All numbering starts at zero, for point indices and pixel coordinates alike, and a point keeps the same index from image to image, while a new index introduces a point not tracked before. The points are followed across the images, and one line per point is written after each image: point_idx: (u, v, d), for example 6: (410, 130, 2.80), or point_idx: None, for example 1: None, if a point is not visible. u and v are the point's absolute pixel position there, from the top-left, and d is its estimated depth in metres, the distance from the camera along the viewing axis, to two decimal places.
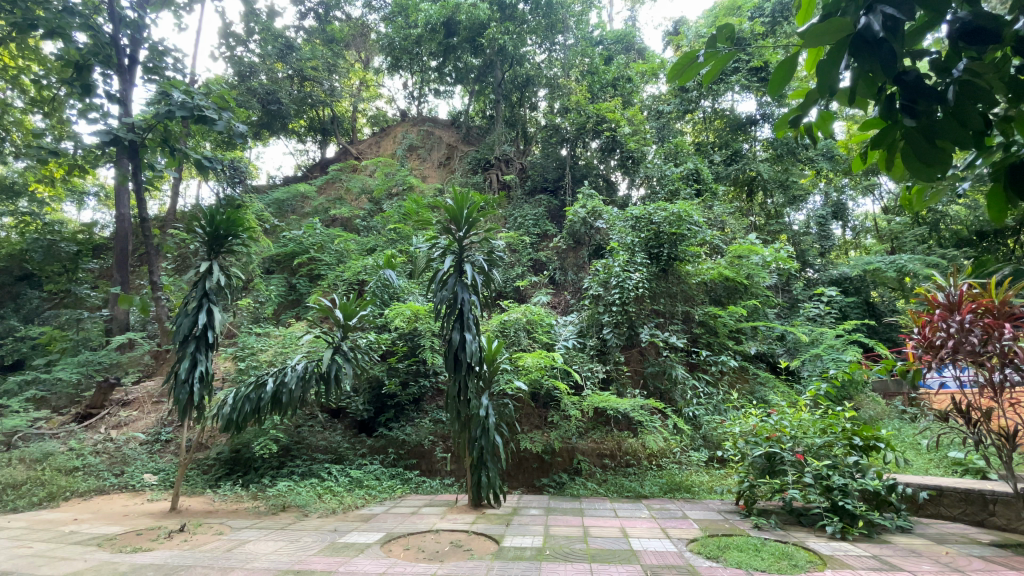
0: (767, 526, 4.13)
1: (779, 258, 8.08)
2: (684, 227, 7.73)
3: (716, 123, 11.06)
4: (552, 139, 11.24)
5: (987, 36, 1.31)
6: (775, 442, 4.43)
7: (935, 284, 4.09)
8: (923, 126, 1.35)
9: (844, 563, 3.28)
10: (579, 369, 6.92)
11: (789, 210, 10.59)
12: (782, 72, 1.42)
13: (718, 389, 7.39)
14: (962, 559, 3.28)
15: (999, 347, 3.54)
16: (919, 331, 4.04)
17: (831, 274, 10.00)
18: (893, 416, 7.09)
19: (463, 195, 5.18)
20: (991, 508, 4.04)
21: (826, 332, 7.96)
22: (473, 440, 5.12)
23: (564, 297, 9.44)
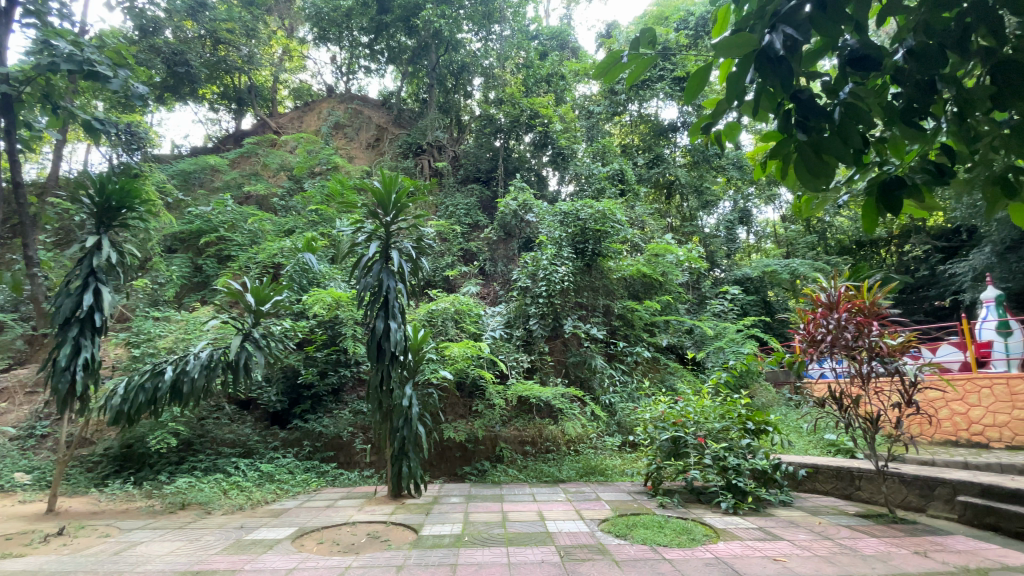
0: (670, 504, 4.48)
1: (690, 258, 8.70)
2: (608, 224, 8.06)
3: (641, 127, 11.53)
4: (486, 129, 11.18)
5: (869, 63, 1.51)
6: (679, 426, 4.80)
7: (818, 285, 4.60)
8: (812, 140, 1.52)
9: (734, 535, 3.63)
10: (505, 359, 7.02)
11: (701, 214, 11.42)
12: (697, 79, 1.53)
13: (633, 377, 7.86)
14: (831, 528, 3.76)
15: (868, 342, 4.10)
16: (804, 326, 4.54)
17: (736, 274, 10.92)
18: (781, 403, 7.92)
19: (391, 178, 5.03)
20: (856, 483, 4.62)
21: (729, 327, 8.75)
22: (394, 431, 5.04)
23: (493, 288, 9.48)
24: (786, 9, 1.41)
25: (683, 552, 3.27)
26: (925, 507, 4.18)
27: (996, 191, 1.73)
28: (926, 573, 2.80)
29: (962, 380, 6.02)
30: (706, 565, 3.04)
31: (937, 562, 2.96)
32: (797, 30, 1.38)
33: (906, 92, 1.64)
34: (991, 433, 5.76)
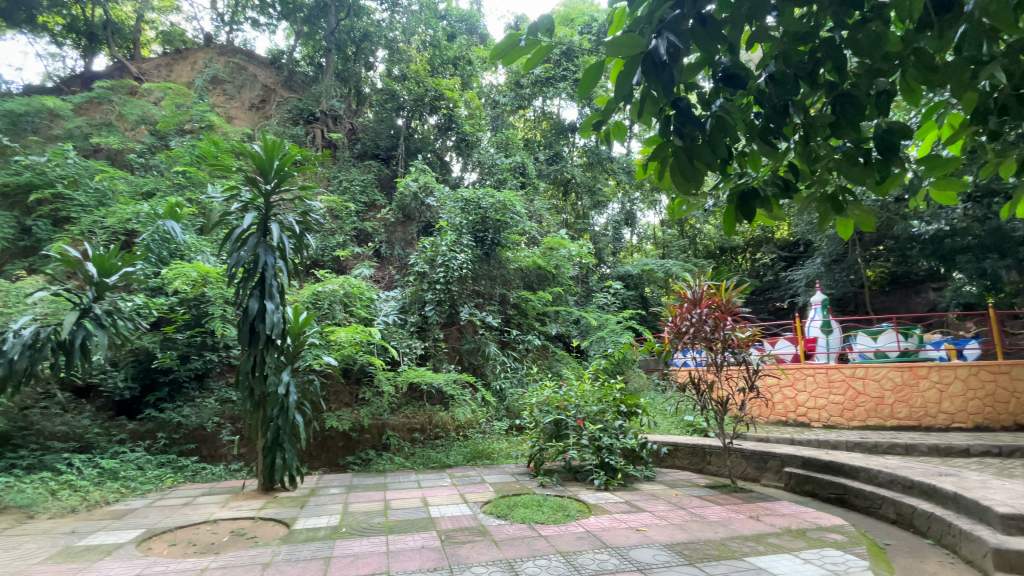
0: (550, 484, 4.72)
1: (581, 252, 9.17)
2: (507, 215, 8.14)
3: (543, 123, 11.86)
4: (387, 105, 10.62)
5: (736, 80, 1.69)
6: (562, 409, 5.06)
7: (686, 282, 5.09)
8: (687, 147, 1.66)
9: (604, 509, 3.93)
10: (397, 346, 6.80)
11: (593, 213, 12.07)
12: (590, 74, 1.58)
13: (523, 364, 8.12)
14: (685, 498, 4.22)
15: (722, 335, 4.65)
16: (672, 319, 5.02)
17: (620, 270, 11.76)
18: (651, 388, 8.73)
19: (275, 143, 4.55)
20: (708, 458, 5.25)
21: (611, 318, 9.42)
22: (268, 420, 4.64)
23: (388, 272, 9.14)
24: (671, 17, 1.51)
25: (558, 528, 3.46)
26: (760, 477, 4.89)
27: (827, 207, 2.02)
28: (757, 533, 3.26)
29: (794, 370, 7.10)
30: (578, 538, 3.23)
31: (767, 524, 3.47)
32: (678, 39, 1.48)
33: (766, 113, 1.87)
34: (812, 414, 6.91)
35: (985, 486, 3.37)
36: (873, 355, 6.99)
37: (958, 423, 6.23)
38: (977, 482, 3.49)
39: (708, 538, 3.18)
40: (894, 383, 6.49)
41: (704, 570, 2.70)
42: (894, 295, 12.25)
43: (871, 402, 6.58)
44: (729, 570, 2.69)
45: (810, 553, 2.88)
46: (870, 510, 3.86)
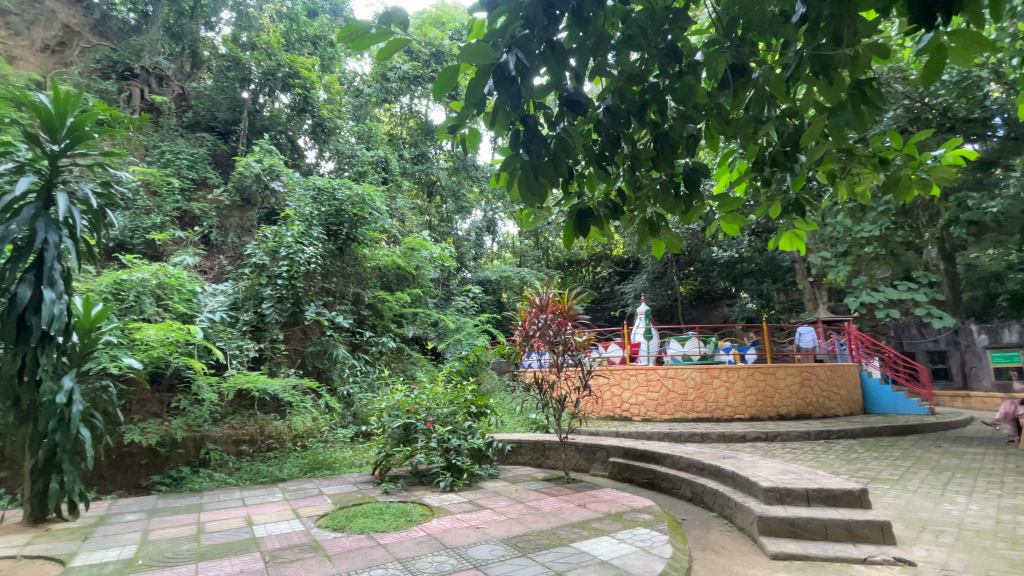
0: (394, 490, 4.59)
1: (443, 256, 9.15)
2: (366, 210, 7.75)
3: (410, 121, 11.64)
4: (228, 73, 9.23)
5: (578, 107, 1.88)
6: (412, 413, 4.98)
7: (534, 289, 5.42)
8: (533, 161, 1.80)
9: (447, 511, 3.95)
10: (224, 347, 5.99)
11: (457, 217, 12.13)
12: (445, 78, 1.60)
13: (375, 367, 7.79)
14: (525, 493, 4.47)
15: (564, 338, 5.05)
16: (521, 323, 5.29)
17: (479, 276, 12.11)
18: (502, 389, 9.10)
19: (70, 95, 3.68)
20: (546, 453, 5.64)
21: (468, 322, 9.58)
22: (40, 436, 3.69)
23: (218, 262, 8.08)
24: (521, 35, 1.59)
25: (398, 535, 3.38)
26: (589, 467, 5.41)
27: (645, 229, 2.33)
28: (583, 520, 3.58)
29: (621, 371, 8.01)
30: (417, 543, 3.20)
31: (592, 511, 3.83)
32: (526, 57, 1.58)
33: (603, 140, 2.11)
34: (633, 409, 7.86)
35: (754, 465, 4.15)
36: (682, 358, 8.20)
37: (739, 414, 7.64)
38: (749, 462, 4.29)
39: (541, 529, 3.40)
40: (696, 381, 7.73)
41: (536, 559, 2.87)
42: (701, 308, 14.61)
43: (678, 398, 7.73)
44: (557, 556, 2.91)
45: (624, 533, 3.26)
46: (673, 491, 4.51)
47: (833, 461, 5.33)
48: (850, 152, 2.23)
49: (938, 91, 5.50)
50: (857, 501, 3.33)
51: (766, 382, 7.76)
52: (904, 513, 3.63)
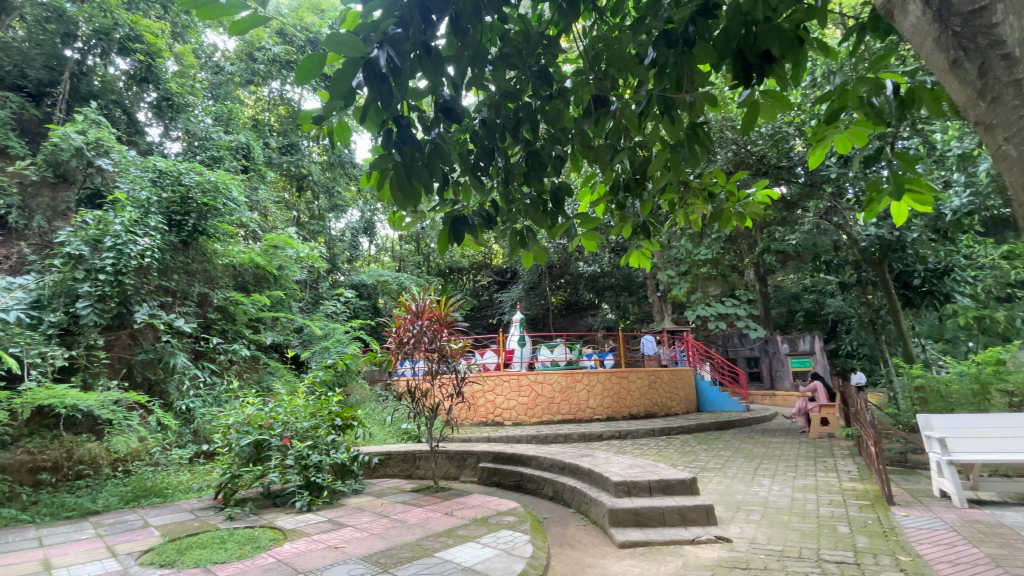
0: (240, 515, 4.11)
1: (311, 256, 8.51)
2: (219, 200, 6.87)
3: (280, 108, 10.69)
4: (47, 25, 7.35)
5: (453, 115, 1.94)
6: (265, 429, 4.50)
7: (409, 295, 5.28)
8: (406, 164, 1.78)
9: (302, 532, 3.65)
10: (19, 354, 4.89)
11: (330, 216, 11.44)
12: (310, 65, 1.50)
13: (224, 378, 6.94)
14: (390, 506, 4.31)
15: (438, 345, 5.02)
16: (395, 330, 5.13)
17: (353, 279, 11.54)
18: (372, 399, 8.74)
19: None
20: (416, 464, 5.52)
21: (337, 328, 9.00)
22: None
23: (17, 250, 6.62)
24: (395, 34, 1.57)
25: (242, 564, 3.03)
26: (459, 474, 5.47)
27: (516, 241, 2.41)
28: (449, 528, 3.57)
29: (495, 377, 8.15)
30: (265, 571, 2.89)
31: (458, 518, 3.83)
32: (397, 56, 1.57)
33: (478, 151, 2.20)
34: (505, 413, 8.03)
35: (607, 462, 4.52)
36: (551, 364, 8.64)
37: (598, 415, 8.30)
38: (604, 459, 4.66)
39: (405, 542, 3.30)
40: (561, 386, 8.23)
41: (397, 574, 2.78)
42: (569, 318, 15.63)
43: (546, 402, 8.15)
44: (420, 568, 2.85)
45: (488, 538, 3.31)
46: (536, 491, 4.73)
47: (672, 454, 6.04)
48: (687, 184, 2.58)
49: (756, 140, 6.59)
50: (689, 489, 3.79)
51: (621, 385, 8.55)
52: (725, 496, 4.24)
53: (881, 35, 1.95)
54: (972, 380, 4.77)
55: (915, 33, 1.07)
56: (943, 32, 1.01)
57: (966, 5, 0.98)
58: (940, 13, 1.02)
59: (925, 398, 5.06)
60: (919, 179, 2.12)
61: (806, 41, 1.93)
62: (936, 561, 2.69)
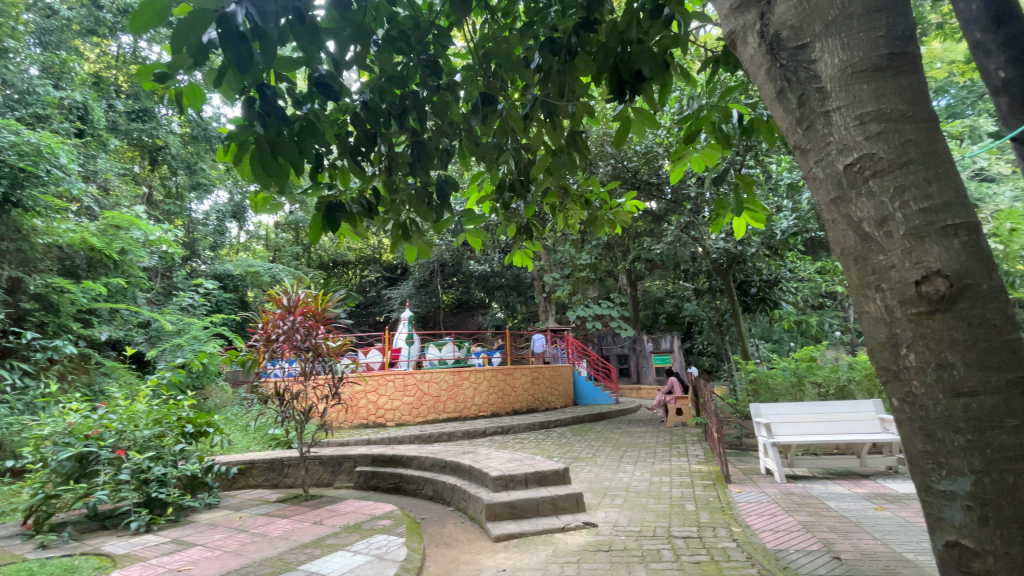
0: (55, 543, 3.42)
1: (164, 240, 7.36)
2: (42, 166, 5.62)
3: (130, 67, 9.14)
4: None
5: (328, 92, 1.83)
6: (92, 440, 3.80)
7: (282, 287, 4.84)
8: (271, 139, 1.64)
9: (136, 557, 3.14)
10: None
11: (190, 196, 10.06)
12: (148, 10, 1.28)
13: (39, 381, 5.75)
14: (250, 519, 3.90)
15: (312, 343, 4.67)
16: (262, 325, 4.69)
17: (215, 269, 10.30)
18: (235, 403, 7.90)
19: None
20: (285, 471, 5.09)
21: (194, 323, 7.88)
22: None
23: None
24: None
25: None
26: (334, 480, 5.17)
27: (398, 233, 2.30)
28: (317, 538, 3.33)
29: (378, 377, 7.72)
30: None
31: (328, 526, 3.59)
32: (258, 15, 1.41)
33: (358, 135, 2.09)
34: (388, 414, 7.69)
35: (487, 458, 4.56)
36: (437, 363, 8.55)
37: (483, 412, 8.40)
38: (483, 455, 4.69)
39: (264, 557, 3.01)
40: (448, 384, 8.19)
41: None
42: (460, 316, 15.64)
43: (431, 401, 8.01)
44: None
45: (360, 544, 3.15)
46: (416, 492, 4.64)
47: (550, 447, 6.31)
48: (567, 190, 2.71)
49: (632, 157, 7.21)
50: (561, 479, 3.98)
51: (505, 382, 8.76)
52: (594, 484, 4.53)
53: (730, 70, 2.21)
54: (791, 374, 5.68)
55: (751, 64, 1.07)
56: (772, 66, 1.01)
57: (792, 40, 0.97)
58: (771, 44, 1.01)
59: (757, 389, 5.91)
60: (755, 199, 2.45)
61: (672, 66, 2.12)
62: (761, 530, 3.13)
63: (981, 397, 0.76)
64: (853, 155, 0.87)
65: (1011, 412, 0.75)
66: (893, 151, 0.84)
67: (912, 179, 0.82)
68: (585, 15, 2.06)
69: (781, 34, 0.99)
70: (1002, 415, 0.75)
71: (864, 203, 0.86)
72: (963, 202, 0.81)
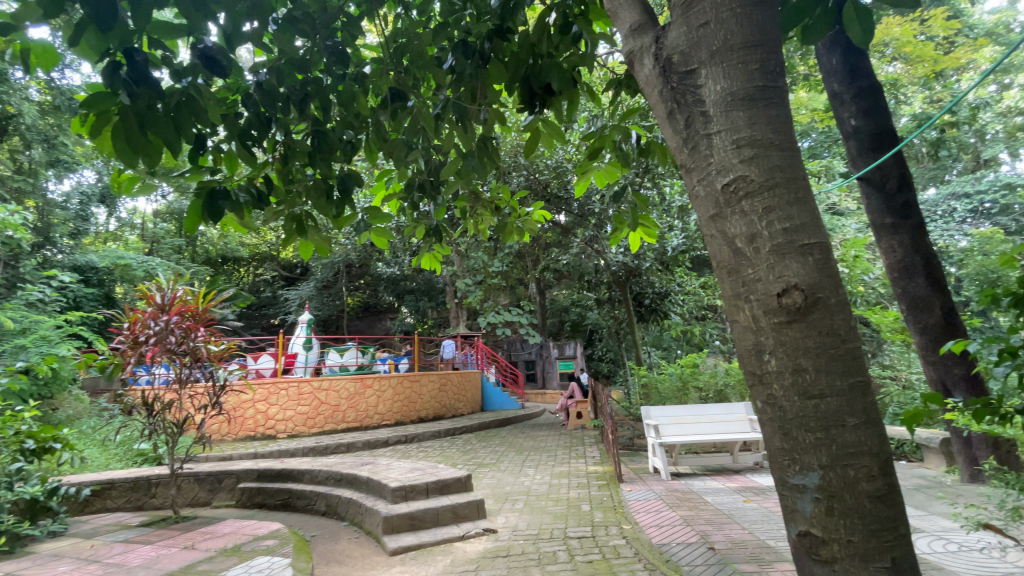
0: None
1: (6, 223, 6.17)
2: None
3: None
4: None
5: (215, 67, 1.65)
6: None
7: (155, 283, 4.29)
8: (139, 111, 1.44)
9: None
10: None
11: (48, 173, 8.56)
12: None
13: None
14: (103, 548, 3.38)
15: (191, 346, 4.19)
16: (129, 326, 4.12)
17: (75, 260, 8.99)
18: (93, 414, 6.85)
19: None
20: (152, 491, 4.50)
21: (43, 321, 6.69)
22: None
23: None
24: None
25: None
26: (211, 499, 4.67)
27: (292, 227, 2.13)
28: (186, 565, 2.96)
29: (269, 385, 7.13)
30: None
31: (201, 551, 3.22)
32: None
33: (249, 118, 1.92)
34: (279, 425, 7.12)
35: (387, 468, 4.38)
36: (338, 369, 8.12)
37: (386, 421, 8.09)
38: (383, 465, 4.51)
39: None
40: (349, 392, 7.74)
41: None
42: (366, 321, 15.03)
43: (329, 410, 7.55)
44: None
45: (239, 569, 2.85)
46: (307, 508, 4.33)
47: (454, 454, 6.25)
48: (476, 195, 2.71)
49: (543, 170, 7.44)
50: (463, 486, 3.93)
51: (412, 390, 8.52)
52: (496, 490, 4.54)
53: (632, 93, 2.35)
54: (677, 379, 6.17)
55: (646, 84, 1.14)
56: (664, 87, 1.07)
57: (682, 65, 1.05)
58: (664, 67, 1.08)
59: (648, 394, 6.34)
60: (649, 216, 2.63)
61: (580, 83, 2.21)
62: (648, 526, 3.33)
63: (827, 399, 0.86)
64: (729, 176, 0.95)
65: (850, 411, 0.85)
66: (762, 174, 0.92)
67: (776, 202, 0.91)
68: (498, 22, 2.08)
69: (673, 59, 1.06)
70: (843, 414, 0.86)
71: (737, 221, 0.94)
72: (817, 225, 0.91)
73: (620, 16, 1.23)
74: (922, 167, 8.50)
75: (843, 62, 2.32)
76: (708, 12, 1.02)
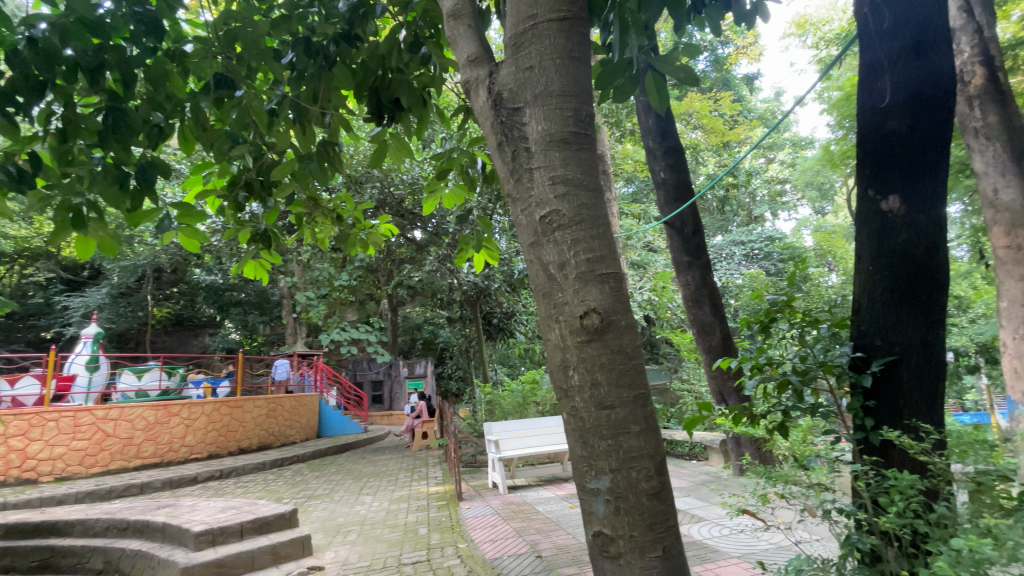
0: None
1: None
2: None
3: None
4: None
5: None
6: None
7: None
8: None
9: None
10: None
11: None
12: None
13: None
14: None
15: None
16: None
17: None
18: None
19: None
20: None
21: None
22: None
23: None
24: None
25: None
26: None
27: (66, 217, 1.74)
28: None
29: (31, 415, 5.62)
30: None
31: None
32: None
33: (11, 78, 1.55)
34: (41, 466, 5.63)
35: (193, 509, 3.75)
36: (135, 394, 6.78)
37: (196, 454, 6.96)
38: (187, 506, 3.85)
39: None
40: (146, 422, 6.49)
41: None
42: (176, 336, 12.88)
43: (117, 444, 6.22)
44: None
45: None
46: (76, 568, 3.47)
47: (280, 487, 5.63)
48: (316, 201, 2.53)
49: (398, 185, 7.31)
50: (287, 522, 3.56)
51: (231, 417, 7.50)
52: (326, 522, 4.20)
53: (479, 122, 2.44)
54: (519, 395, 6.47)
55: (480, 114, 1.19)
56: (494, 119, 1.15)
57: (510, 101, 1.13)
58: (495, 101, 1.15)
59: (492, 410, 6.52)
60: (492, 240, 2.74)
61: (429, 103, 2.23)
62: (483, 542, 3.39)
63: (617, 409, 0.97)
64: (546, 209, 1.04)
65: (635, 419, 0.98)
66: (572, 210, 1.03)
67: (582, 235, 1.02)
68: (346, 27, 2.00)
69: (503, 94, 1.14)
70: (628, 422, 0.98)
71: (551, 249, 1.03)
72: (614, 256, 1.04)
73: (459, 45, 1.29)
74: (714, 218, 10.39)
75: (655, 123, 2.84)
76: (533, 58, 1.12)
